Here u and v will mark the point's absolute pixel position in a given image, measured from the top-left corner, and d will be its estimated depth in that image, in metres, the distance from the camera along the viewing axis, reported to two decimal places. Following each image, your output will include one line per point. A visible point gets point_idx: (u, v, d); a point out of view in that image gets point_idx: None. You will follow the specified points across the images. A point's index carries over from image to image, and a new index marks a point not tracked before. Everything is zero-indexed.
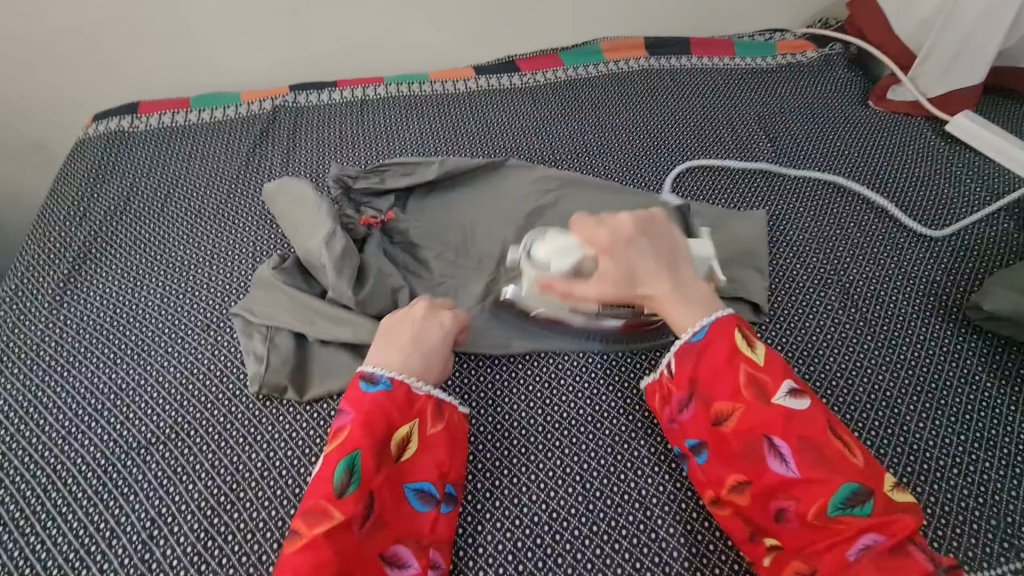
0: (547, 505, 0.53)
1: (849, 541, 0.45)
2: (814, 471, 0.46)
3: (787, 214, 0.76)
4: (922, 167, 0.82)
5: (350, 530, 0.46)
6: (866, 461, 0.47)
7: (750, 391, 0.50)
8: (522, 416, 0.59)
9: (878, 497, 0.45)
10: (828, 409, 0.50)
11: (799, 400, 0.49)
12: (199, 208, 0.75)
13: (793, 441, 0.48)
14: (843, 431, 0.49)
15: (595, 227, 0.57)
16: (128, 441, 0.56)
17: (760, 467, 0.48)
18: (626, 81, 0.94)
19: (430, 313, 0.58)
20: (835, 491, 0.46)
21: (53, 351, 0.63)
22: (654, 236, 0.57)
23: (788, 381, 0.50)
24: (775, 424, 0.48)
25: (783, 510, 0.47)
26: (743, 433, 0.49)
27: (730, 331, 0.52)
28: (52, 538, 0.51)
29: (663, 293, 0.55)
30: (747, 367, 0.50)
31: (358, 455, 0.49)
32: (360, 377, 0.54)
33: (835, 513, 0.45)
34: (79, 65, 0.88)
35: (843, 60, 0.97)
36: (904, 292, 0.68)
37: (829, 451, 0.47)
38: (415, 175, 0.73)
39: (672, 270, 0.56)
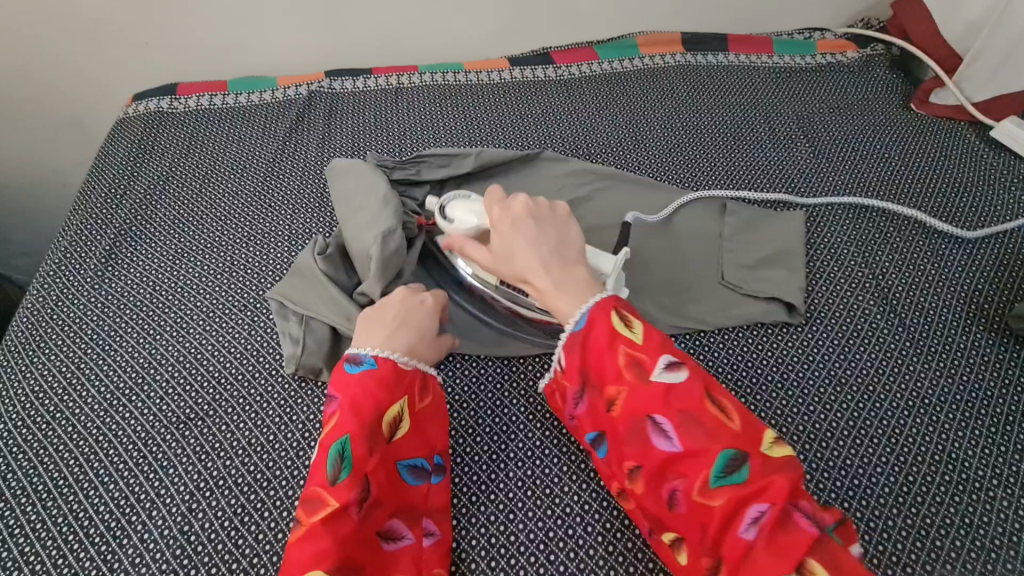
0: (579, 497, 0.54)
1: (736, 515, 0.43)
2: (693, 443, 0.45)
3: (826, 217, 0.75)
4: (966, 172, 0.80)
5: (347, 515, 0.45)
6: (741, 423, 0.46)
7: (630, 372, 0.48)
8: (554, 408, 0.59)
9: (754, 461, 0.44)
10: (705, 375, 0.49)
11: (675, 372, 0.48)
12: (236, 190, 0.76)
13: (673, 416, 0.46)
14: (720, 397, 0.48)
15: (497, 202, 0.58)
16: (167, 415, 0.57)
17: (645, 450, 0.47)
18: (662, 76, 0.93)
19: (410, 294, 0.59)
20: (714, 461, 0.45)
21: (95, 324, 0.64)
22: (546, 222, 0.56)
23: (664, 354, 0.49)
24: (654, 402, 0.47)
25: (672, 491, 0.46)
26: (627, 417, 0.48)
27: (607, 312, 0.51)
28: (94, 507, 0.52)
29: (543, 276, 0.53)
30: (626, 346, 0.49)
31: (348, 440, 0.48)
32: (343, 360, 0.54)
33: (716, 486, 0.44)
34: (123, 45, 0.89)
35: (885, 61, 0.95)
36: (944, 298, 0.67)
37: (706, 420, 0.46)
38: (451, 167, 0.73)
39: (560, 258, 0.54)
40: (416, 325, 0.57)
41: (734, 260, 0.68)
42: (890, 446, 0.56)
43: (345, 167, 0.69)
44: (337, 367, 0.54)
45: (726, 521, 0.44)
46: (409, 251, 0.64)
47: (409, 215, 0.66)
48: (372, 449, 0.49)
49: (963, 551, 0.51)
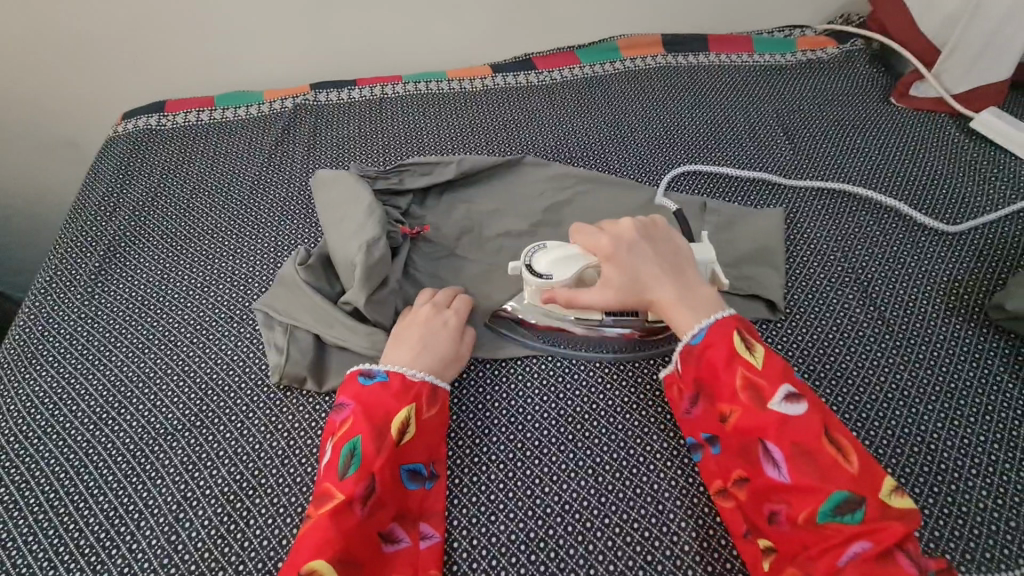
0: (560, 496, 0.54)
1: (840, 548, 0.45)
2: (805, 476, 0.47)
3: (805, 212, 0.75)
4: (946, 164, 0.80)
5: (350, 510, 0.47)
6: (860, 465, 0.47)
7: (748, 395, 0.51)
8: (535, 410, 0.60)
9: (870, 505, 0.45)
10: (827, 411, 0.50)
11: (795, 404, 0.50)
12: (223, 204, 0.77)
13: (787, 445, 0.48)
14: (840, 437, 0.48)
15: (597, 236, 0.58)
16: (155, 427, 0.58)
17: (754, 468, 0.50)
18: (643, 78, 0.94)
19: (435, 313, 0.61)
20: (826, 498, 0.46)
21: (85, 340, 0.65)
22: (657, 239, 0.59)
23: (786, 385, 0.50)
24: (769, 427, 0.49)
25: (774, 512, 0.48)
26: (741, 434, 0.50)
27: (732, 334, 0.53)
28: (84, 519, 0.53)
29: (668, 293, 0.57)
30: (745, 371, 0.51)
31: (358, 440, 0.51)
32: (357, 373, 0.56)
33: (824, 519, 0.46)
34: (112, 65, 0.91)
35: (865, 56, 0.96)
36: (924, 291, 0.67)
37: (821, 457, 0.47)
38: (433, 175, 0.73)
39: (676, 274, 0.58)
40: (428, 345, 0.58)
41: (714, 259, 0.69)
42: (869, 439, 0.57)
43: (331, 177, 0.69)
44: (349, 377, 0.56)
45: (828, 550, 0.45)
46: (393, 260, 0.65)
47: (393, 224, 0.66)
48: (380, 450, 0.50)
49: (943, 542, 0.51)
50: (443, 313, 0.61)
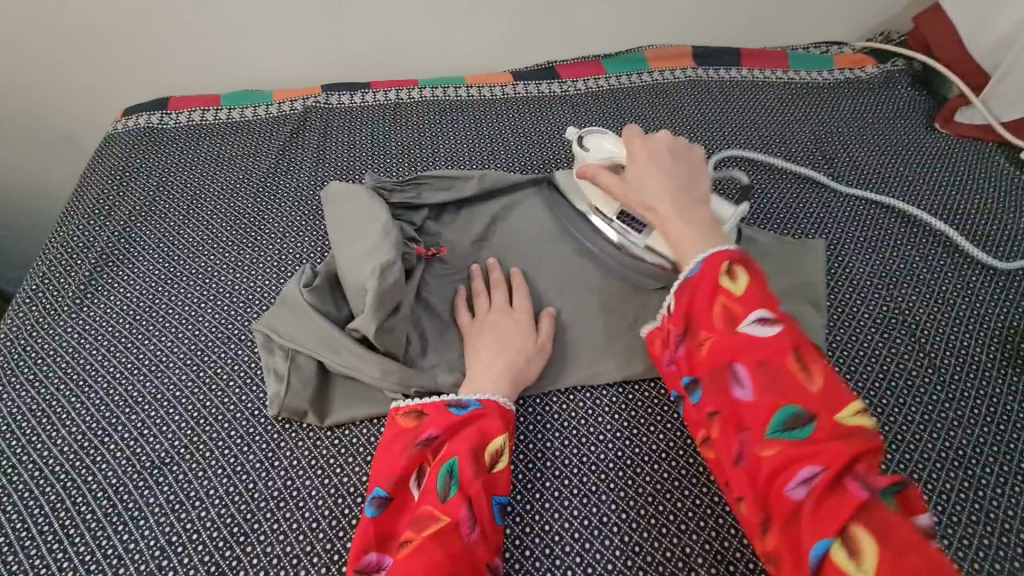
0: (582, 557, 0.48)
1: (788, 472, 0.39)
2: (770, 394, 0.42)
3: (847, 243, 0.70)
4: (994, 197, 0.76)
5: (456, 534, 0.45)
6: (826, 386, 0.41)
7: (720, 318, 0.45)
8: (557, 455, 0.54)
9: (826, 422, 0.40)
10: (802, 330, 0.44)
11: (768, 325, 0.43)
12: (226, 211, 0.73)
13: (750, 364, 0.43)
14: (809, 355, 0.43)
15: (633, 137, 0.59)
16: (141, 459, 0.54)
17: (719, 395, 0.44)
18: (672, 92, 0.89)
19: (506, 312, 0.59)
20: (781, 415, 0.41)
21: (71, 357, 0.60)
22: (685, 159, 0.57)
23: (760, 305, 0.44)
24: (736, 348, 0.44)
25: (738, 443, 0.43)
26: (709, 361, 0.45)
27: (718, 261, 0.47)
28: (58, 562, 0.48)
29: (667, 204, 0.53)
30: (722, 293, 0.45)
31: (455, 462, 0.48)
32: (445, 402, 0.52)
33: (777, 437, 0.41)
34: (115, 60, 0.86)
35: (907, 77, 0.91)
36: (976, 337, 0.63)
37: (786, 376, 0.42)
38: (452, 190, 0.69)
39: (687, 194, 0.54)
40: (491, 342, 0.57)
41: None
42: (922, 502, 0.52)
43: (344, 191, 0.65)
44: (435, 406, 0.52)
45: (777, 476, 0.40)
46: (406, 280, 0.59)
47: (408, 244, 0.61)
48: (480, 473, 0.48)
49: None
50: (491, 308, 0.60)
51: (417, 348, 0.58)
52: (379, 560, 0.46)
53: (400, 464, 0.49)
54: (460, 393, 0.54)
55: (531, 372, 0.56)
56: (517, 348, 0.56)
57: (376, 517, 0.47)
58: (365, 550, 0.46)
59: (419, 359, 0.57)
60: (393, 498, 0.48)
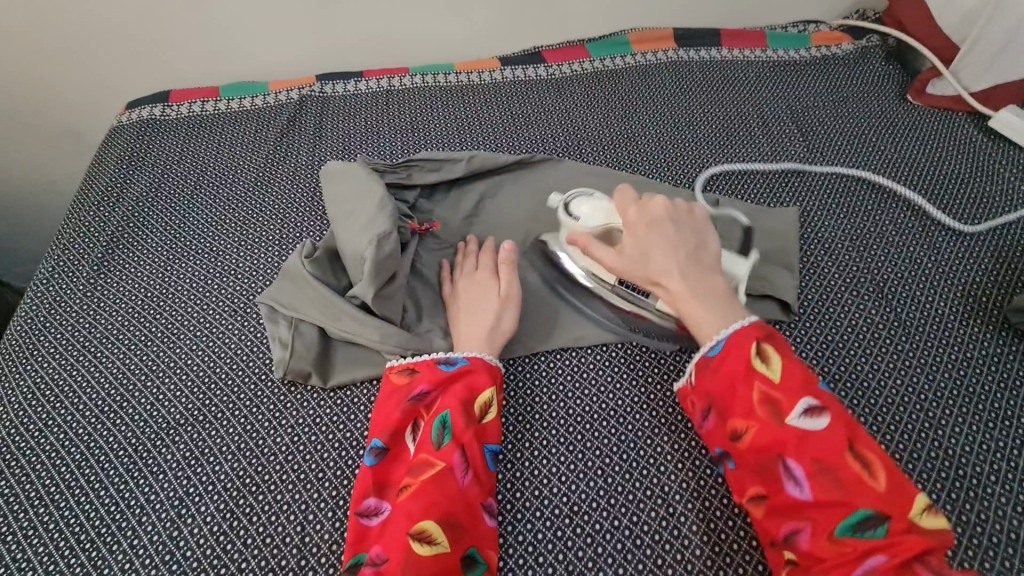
0: (568, 497, 0.52)
1: (856, 567, 0.42)
2: (827, 492, 0.44)
3: (821, 211, 0.74)
4: (963, 163, 0.79)
5: (451, 477, 0.49)
6: (887, 482, 0.43)
7: (765, 410, 0.47)
8: (544, 408, 0.57)
9: (894, 520, 0.42)
10: (852, 421, 0.46)
11: (818, 418, 0.46)
12: (228, 195, 0.76)
13: (807, 461, 0.45)
14: (865, 449, 0.45)
15: (630, 204, 0.59)
16: (157, 421, 0.57)
17: (772, 488, 0.46)
18: (655, 72, 0.92)
19: (472, 276, 0.63)
20: (846, 512, 0.43)
21: (88, 332, 0.64)
22: (686, 224, 0.57)
23: (806, 397, 0.46)
24: (787, 443, 0.45)
25: (795, 535, 0.45)
26: (757, 453, 0.47)
27: (749, 344, 0.49)
28: (85, 513, 0.52)
29: (676, 278, 0.54)
30: (763, 384, 0.48)
31: (447, 414, 0.52)
32: (435, 360, 0.56)
33: (843, 535, 0.43)
34: (117, 55, 0.90)
35: (881, 53, 0.94)
36: (941, 294, 0.66)
37: (846, 472, 0.44)
38: (443, 172, 0.72)
39: (695, 265, 0.55)
40: (470, 307, 0.60)
41: None
42: (886, 444, 0.56)
43: (341, 171, 0.68)
44: (426, 365, 0.56)
45: (844, 571, 0.42)
46: (402, 252, 0.63)
47: (403, 219, 0.65)
48: (470, 423, 0.52)
49: (961, 549, 0.50)
50: (474, 273, 0.63)
51: (413, 315, 0.62)
52: (378, 505, 0.50)
53: (395, 417, 0.53)
54: (450, 353, 0.57)
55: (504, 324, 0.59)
56: (484, 305, 0.60)
57: (375, 466, 0.51)
58: (365, 495, 0.50)
59: (415, 325, 0.61)
60: (390, 448, 0.52)
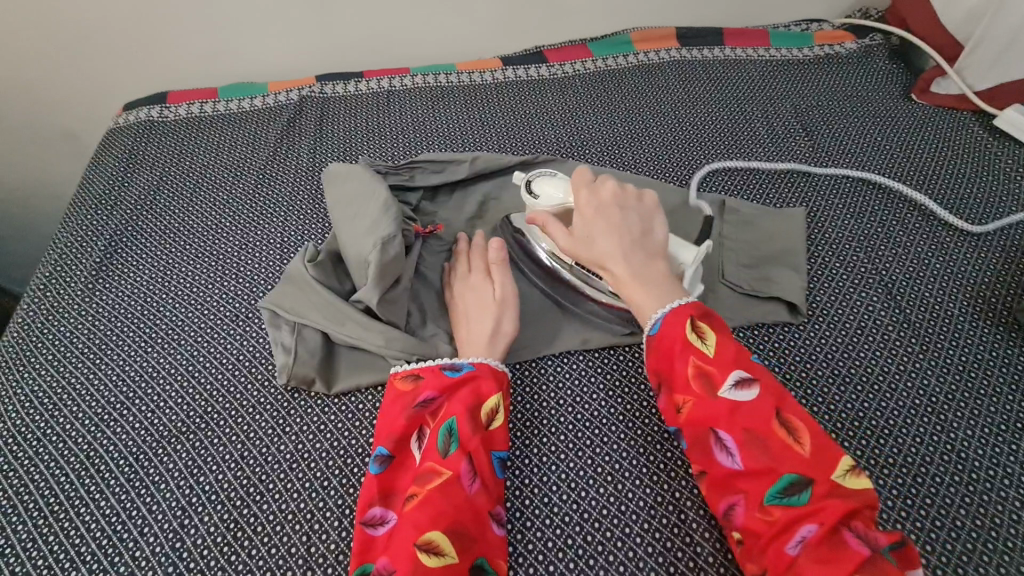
0: (578, 505, 0.51)
1: (786, 532, 0.43)
2: (757, 461, 0.45)
3: (827, 211, 0.73)
4: (970, 162, 0.78)
5: (457, 485, 0.48)
6: (812, 447, 0.45)
7: (699, 383, 0.48)
8: (552, 413, 0.57)
9: (819, 485, 0.44)
10: (781, 392, 0.48)
11: (746, 390, 0.47)
12: (228, 198, 0.75)
13: (737, 431, 0.46)
14: (792, 418, 0.46)
15: (583, 185, 0.60)
16: (158, 429, 0.56)
17: (708, 460, 0.47)
18: (658, 72, 0.91)
19: (466, 282, 0.62)
20: (776, 480, 0.44)
21: (86, 338, 0.63)
22: (631, 209, 0.58)
23: (737, 370, 0.48)
24: (719, 416, 0.47)
25: (731, 505, 0.46)
26: (694, 426, 0.48)
27: (681, 322, 0.51)
28: (85, 525, 0.51)
29: (621, 264, 0.55)
30: (695, 359, 0.49)
31: (453, 421, 0.51)
32: (441, 366, 0.55)
33: (773, 502, 0.44)
34: (113, 56, 0.88)
35: (884, 52, 0.93)
36: (950, 294, 0.66)
37: (773, 441, 0.45)
38: (446, 173, 0.71)
39: (640, 251, 0.56)
40: (472, 315, 0.59)
41: (734, 259, 0.67)
42: (898, 447, 0.55)
43: (343, 173, 0.67)
44: (432, 370, 0.55)
45: (776, 537, 0.43)
46: (405, 255, 0.62)
47: (407, 222, 0.64)
48: (477, 430, 0.51)
49: (976, 554, 0.49)
50: (470, 275, 0.62)
51: (417, 319, 0.61)
52: (383, 514, 0.49)
53: (400, 423, 0.52)
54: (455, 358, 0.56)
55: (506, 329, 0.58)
56: (485, 312, 0.59)
57: (380, 474, 0.50)
58: (370, 504, 0.49)
59: (419, 330, 0.61)
60: (394, 456, 0.51)
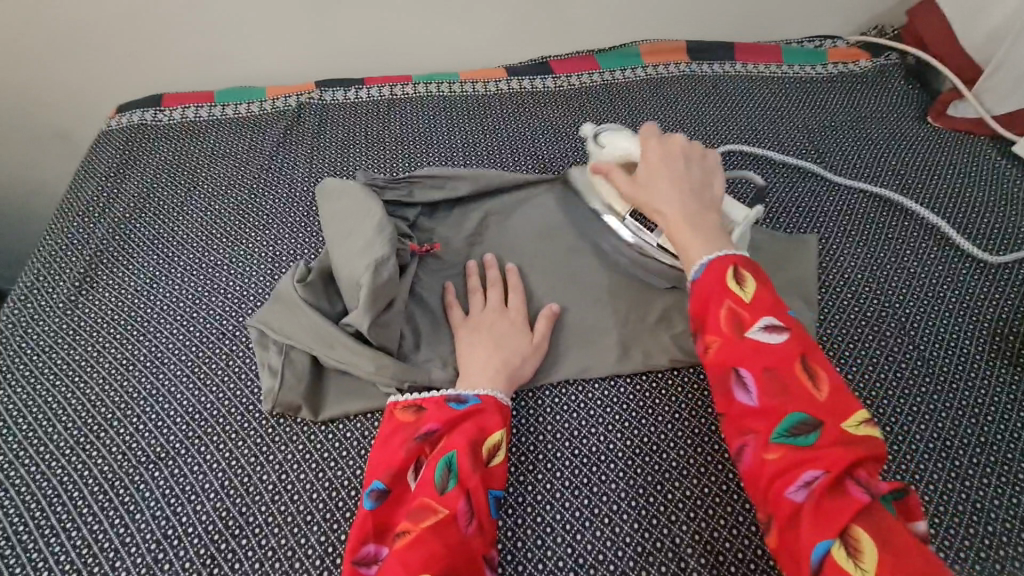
0: (573, 548, 0.49)
1: (790, 474, 0.42)
2: (774, 401, 0.44)
3: (839, 238, 0.71)
4: (989, 190, 0.76)
5: (453, 526, 0.45)
6: (830, 394, 0.44)
7: (728, 324, 0.47)
8: (549, 448, 0.54)
9: (830, 429, 0.42)
10: (810, 342, 0.47)
11: (775, 334, 0.46)
12: (220, 207, 0.73)
13: (757, 370, 0.45)
14: (815, 364, 0.45)
15: (651, 139, 0.61)
16: (136, 454, 0.54)
17: (725, 399, 0.46)
18: (667, 86, 0.89)
19: (499, 315, 0.59)
20: (786, 421, 0.43)
21: (66, 354, 0.61)
22: (698, 163, 0.59)
23: (768, 316, 0.47)
24: (743, 355, 0.46)
25: (740, 447, 0.45)
26: (715, 366, 0.47)
27: (724, 267, 0.49)
28: (55, 556, 0.49)
29: (676, 209, 0.55)
30: (731, 302, 0.48)
31: (454, 455, 0.49)
32: (445, 398, 0.53)
33: (780, 441, 0.43)
34: (107, 56, 0.86)
35: (900, 72, 0.91)
36: (967, 330, 0.63)
37: (792, 384, 0.44)
38: (446, 190, 0.68)
39: (698, 198, 0.56)
40: (488, 347, 0.56)
41: None
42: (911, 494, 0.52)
43: (340, 188, 0.65)
44: (435, 401, 0.52)
45: (779, 477, 0.42)
46: (400, 276, 0.60)
47: (403, 240, 0.62)
48: (477, 467, 0.49)
49: None
50: (498, 307, 0.60)
51: (410, 343, 0.58)
52: (377, 551, 0.46)
53: (400, 455, 0.49)
54: (458, 389, 0.54)
55: (521, 367, 0.56)
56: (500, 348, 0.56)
57: (374, 509, 0.48)
58: (363, 541, 0.47)
59: (412, 354, 0.58)
60: (391, 490, 0.49)
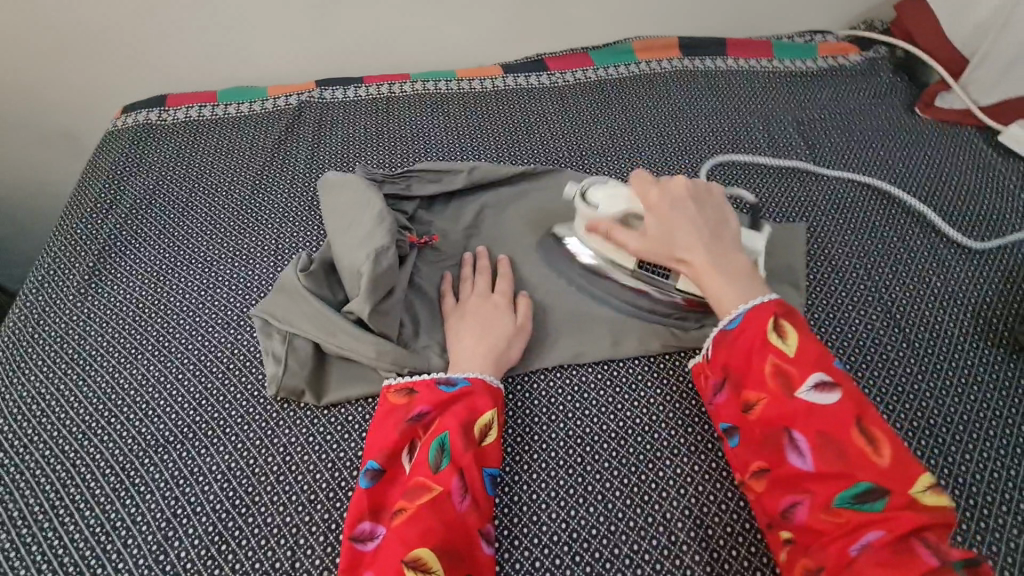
0: (567, 524, 0.51)
1: (852, 537, 0.42)
2: (829, 464, 0.44)
3: (828, 226, 0.73)
4: (974, 179, 0.78)
5: (447, 502, 0.47)
6: (890, 458, 0.44)
7: (777, 382, 0.48)
8: (544, 430, 0.56)
9: (894, 495, 0.43)
10: (864, 400, 0.46)
11: (827, 394, 0.46)
12: (224, 203, 0.75)
13: (812, 433, 0.46)
14: (873, 424, 0.45)
15: (650, 183, 0.59)
16: (145, 438, 0.56)
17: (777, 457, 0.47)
18: (659, 82, 0.91)
19: (484, 300, 0.61)
20: (847, 485, 0.44)
21: (76, 344, 0.63)
22: (706, 202, 0.58)
23: (818, 372, 0.47)
24: (795, 415, 0.46)
25: (794, 504, 0.46)
26: (765, 424, 0.48)
27: (767, 319, 0.50)
28: (70, 534, 0.51)
29: (701, 257, 0.54)
30: (775, 357, 0.48)
31: (446, 436, 0.50)
32: (435, 380, 0.54)
33: (841, 505, 0.44)
34: (113, 57, 0.88)
35: (889, 65, 0.93)
36: (950, 313, 0.65)
37: (849, 447, 0.45)
38: (443, 182, 0.71)
39: (717, 243, 0.56)
40: (481, 332, 0.58)
41: None
42: None
43: (340, 181, 0.67)
44: (427, 385, 0.54)
45: (841, 539, 0.43)
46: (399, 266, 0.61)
47: (402, 231, 0.64)
48: (469, 446, 0.50)
49: None
50: (489, 294, 0.62)
51: (410, 330, 0.60)
52: (373, 529, 0.48)
53: (393, 438, 0.51)
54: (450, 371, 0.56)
55: (512, 349, 0.58)
56: (489, 331, 0.58)
57: (370, 489, 0.50)
58: (360, 519, 0.48)
59: (412, 341, 0.60)
60: (386, 471, 0.51)
